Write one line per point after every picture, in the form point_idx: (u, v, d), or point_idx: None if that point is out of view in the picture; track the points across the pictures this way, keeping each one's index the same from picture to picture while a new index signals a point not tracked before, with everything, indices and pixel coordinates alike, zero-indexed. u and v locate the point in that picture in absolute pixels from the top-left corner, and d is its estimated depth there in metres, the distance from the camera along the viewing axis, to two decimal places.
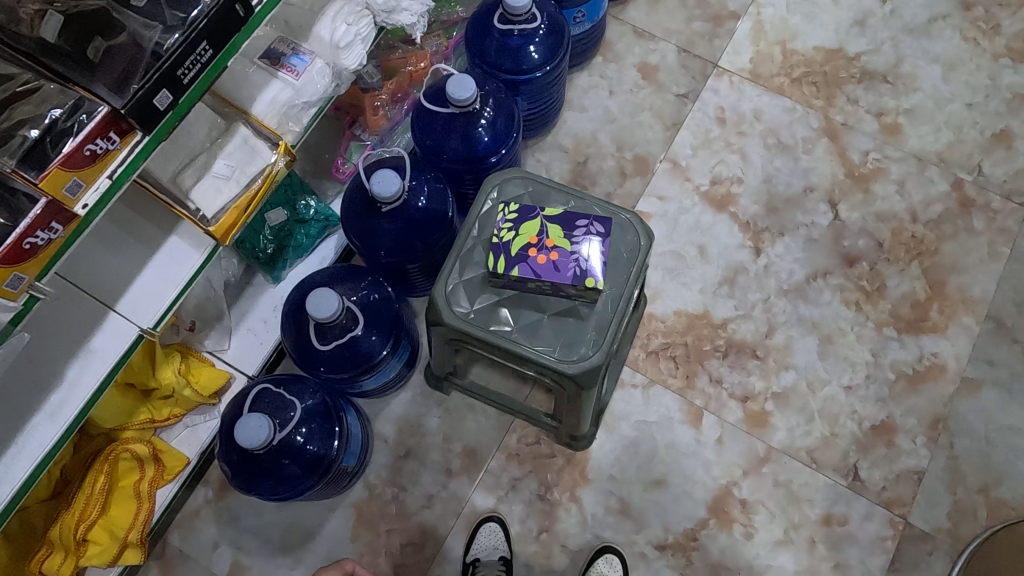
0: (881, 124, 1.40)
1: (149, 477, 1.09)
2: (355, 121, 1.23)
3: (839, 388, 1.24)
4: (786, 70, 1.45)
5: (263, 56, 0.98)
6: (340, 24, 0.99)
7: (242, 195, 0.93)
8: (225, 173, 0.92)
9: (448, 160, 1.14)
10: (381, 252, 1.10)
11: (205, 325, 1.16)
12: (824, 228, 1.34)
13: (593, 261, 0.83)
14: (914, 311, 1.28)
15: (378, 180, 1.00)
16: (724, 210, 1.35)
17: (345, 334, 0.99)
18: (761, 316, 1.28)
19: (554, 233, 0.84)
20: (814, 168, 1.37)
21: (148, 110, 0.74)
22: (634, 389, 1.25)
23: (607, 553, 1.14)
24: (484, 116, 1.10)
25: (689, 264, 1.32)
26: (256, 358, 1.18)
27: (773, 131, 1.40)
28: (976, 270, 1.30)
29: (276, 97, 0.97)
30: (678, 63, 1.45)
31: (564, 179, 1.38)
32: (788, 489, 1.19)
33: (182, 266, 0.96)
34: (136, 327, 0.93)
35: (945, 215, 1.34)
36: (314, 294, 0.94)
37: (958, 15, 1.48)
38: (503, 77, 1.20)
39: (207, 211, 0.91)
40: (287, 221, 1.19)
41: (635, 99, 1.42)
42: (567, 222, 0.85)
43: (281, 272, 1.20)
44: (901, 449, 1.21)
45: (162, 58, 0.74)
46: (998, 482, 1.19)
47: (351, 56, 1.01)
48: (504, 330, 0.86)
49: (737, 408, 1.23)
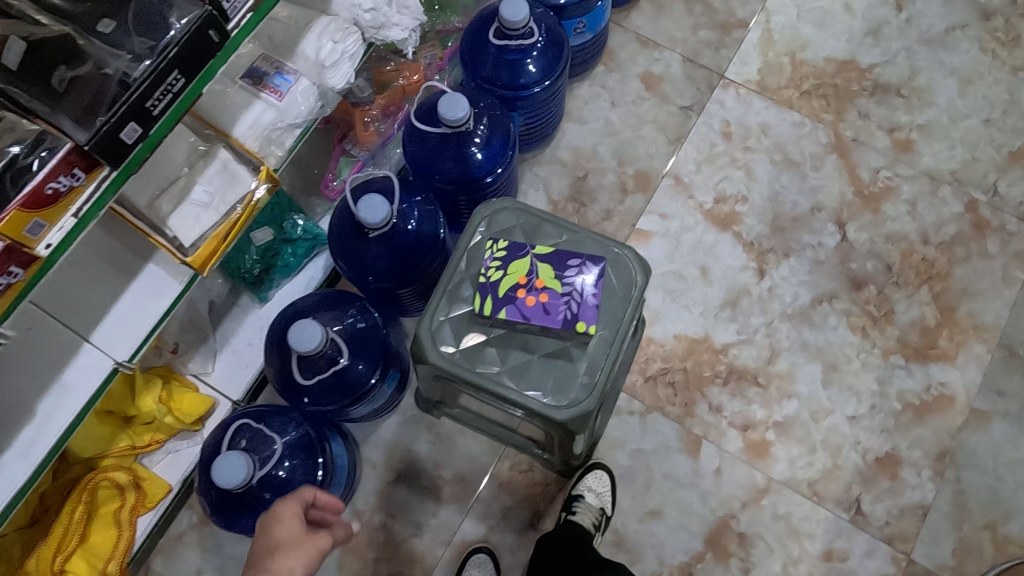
0: (893, 140, 1.35)
1: (130, 505, 1.07)
2: (346, 135, 1.18)
3: (842, 417, 1.20)
4: (795, 82, 1.39)
5: (245, 76, 0.93)
6: (326, 42, 0.94)
7: (221, 224, 0.89)
8: (204, 200, 0.88)
9: (440, 180, 1.09)
10: (370, 276, 1.06)
11: (189, 347, 1.13)
12: (831, 250, 1.29)
13: (586, 303, 0.80)
14: (924, 339, 1.24)
15: (365, 206, 0.96)
16: (728, 229, 1.30)
17: (329, 367, 0.95)
18: (763, 342, 1.24)
19: (545, 272, 0.81)
20: (822, 187, 1.32)
21: (115, 144, 0.70)
22: (631, 416, 1.21)
23: (596, 469, 1.17)
24: (477, 135, 1.06)
25: (690, 286, 1.28)
26: (240, 381, 1.15)
27: (780, 146, 1.35)
28: (988, 296, 1.26)
29: (258, 119, 0.92)
30: (683, 74, 1.39)
31: (562, 195, 1.33)
32: (787, 523, 1.15)
33: (159, 296, 0.92)
34: (110, 360, 0.89)
35: (957, 237, 1.29)
36: (296, 326, 0.91)
37: (977, 25, 1.42)
38: (499, 93, 1.15)
39: (184, 240, 0.87)
40: (274, 240, 1.15)
41: (637, 111, 1.37)
42: (557, 260, 0.82)
43: (267, 293, 1.16)
44: (906, 482, 1.17)
45: (129, 90, 0.69)
46: (1006, 519, 1.15)
47: (337, 75, 0.96)
48: (491, 371, 0.81)
49: (737, 437, 1.20)
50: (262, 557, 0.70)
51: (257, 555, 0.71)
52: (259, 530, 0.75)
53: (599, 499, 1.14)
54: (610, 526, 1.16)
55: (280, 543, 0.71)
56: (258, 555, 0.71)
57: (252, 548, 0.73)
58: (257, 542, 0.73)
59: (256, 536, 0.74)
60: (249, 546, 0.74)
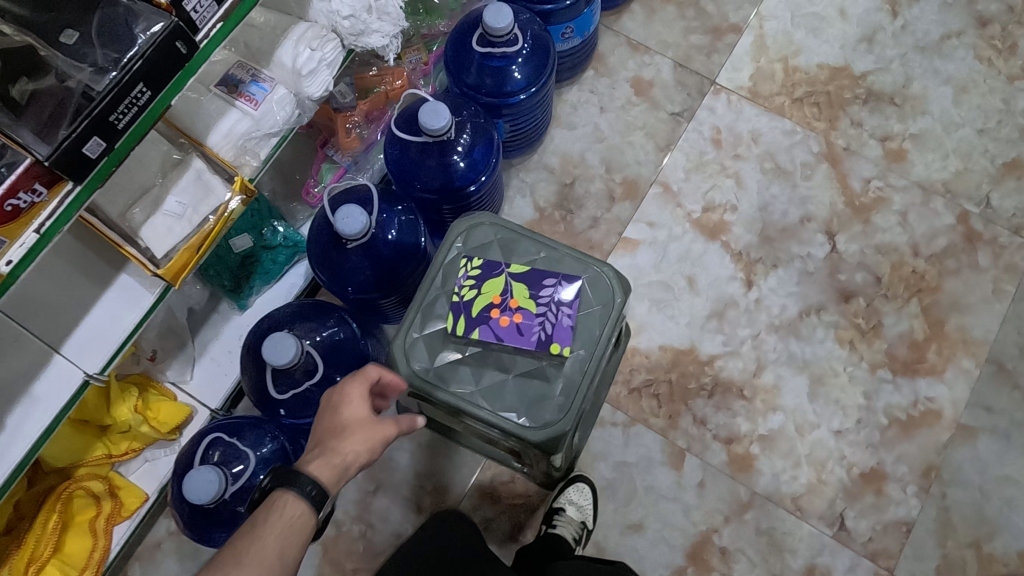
0: (885, 150, 1.33)
1: (105, 513, 1.06)
2: (328, 141, 1.16)
3: (828, 432, 1.19)
4: (788, 89, 1.37)
5: (220, 83, 0.92)
6: (304, 49, 0.92)
7: (194, 235, 0.87)
8: (177, 211, 0.87)
9: (421, 190, 1.07)
10: (349, 287, 1.04)
11: (167, 355, 1.12)
12: (820, 261, 1.27)
13: (560, 324, 0.79)
14: (912, 352, 1.22)
15: (343, 216, 0.94)
16: (716, 238, 1.29)
17: (306, 380, 0.93)
18: (750, 354, 1.23)
19: (519, 292, 0.81)
20: (812, 197, 1.31)
21: (77, 159, 0.68)
22: (614, 427, 1.20)
23: (577, 482, 1.15)
24: (460, 143, 1.04)
25: (676, 296, 1.26)
26: (219, 389, 1.13)
27: (771, 154, 1.33)
28: (978, 310, 1.24)
29: (233, 128, 0.91)
30: (673, 79, 1.37)
31: (549, 202, 1.32)
32: (770, 537, 1.14)
33: (131, 308, 0.90)
34: (80, 372, 0.87)
35: (948, 249, 1.27)
36: (270, 339, 0.89)
37: (973, 32, 1.39)
38: (484, 100, 1.13)
39: (156, 252, 0.85)
40: (253, 247, 1.13)
41: (627, 117, 1.35)
42: (532, 279, 0.81)
43: (247, 300, 1.15)
44: (890, 498, 1.16)
45: (91, 103, 0.67)
46: (990, 537, 1.14)
47: (315, 82, 0.94)
48: (465, 390, 0.80)
49: (721, 450, 1.18)
50: (328, 433, 0.71)
51: (322, 429, 0.72)
52: (326, 401, 0.74)
53: (580, 513, 1.12)
54: (591, 539, 1.15)
55: (345, 427, 0.71)
56: (324, 430, 0.71)
57: (319, 420, 0.73)
58: (325, 413, 0.73)
59: (324, 411, 0.73)
60: (318, 412, 0.74)
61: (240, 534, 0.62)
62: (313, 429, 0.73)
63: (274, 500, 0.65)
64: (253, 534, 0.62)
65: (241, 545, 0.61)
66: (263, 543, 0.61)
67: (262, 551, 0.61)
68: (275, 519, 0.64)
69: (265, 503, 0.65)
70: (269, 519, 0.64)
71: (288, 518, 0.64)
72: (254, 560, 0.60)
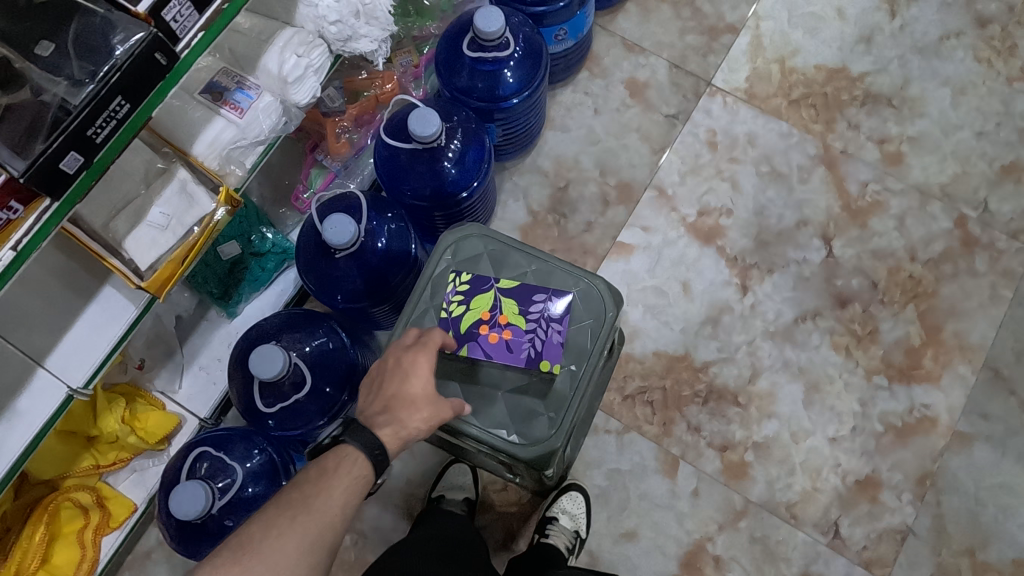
0: (883, 153, 1.31)
1: (94, 524, 1.05)
2: (317, 145, 1.14)
3: (823, 439, 1.18)
4: (784, 91, 1.35)
5: (204, 90, 0.90)
6: (290, 56, 0.90)
7: (179, 246, 0.85)
8: (160, 222, 0.85)
9: (411, 197, 1.06)
10: (338, 296, 1.03)
11: (155, 363, 1.11)
12: (816, 266, 1.26)
13: (551, 341, 0.77)
14: (908, 359, 1.21)
15: (332, 226, 0.92)
16: (711, 243, 1.27)
17: (294, 393, 0.92)
18: (744, 360, 1.22)
19: (509, 308, 0.79)
20: (808, 201, 1.29)
21: (54, 175, 0.66)
22: (608, 435, 1.19)
23: (571, 490, 1.14)
24: (451, 149, 1.02)
25: (671, 302, 1.25)
26: (208, 398, 1.12)
27: (767, 158, 1.31)
28: (974, 316, 1.23)
29: (217, 137, 0.89)
30: (669, 81, 1.35)
31: (543, 205, 1.30)
32: (764, 546, 1.14)
33: (114, 320, 0.88)
34: (63, 387, 0.85)
35: (945, 254, 1.26)
36: (257, 351, 0.88)
37: (972, 32, 1.37)
38: (475, 104, 1.11)
39: (140, 264, 0.83)
40: (241, 253, 1.12)
41: (621, 120, 1.34)
42: (522, 294, 0.79)
43: (236, 308, 1.13)
44: (885, 506, 1.15)
45: (68, 117, 0.65)
46: (985, 545, 1.13)
47: (302, 89, 0.92)
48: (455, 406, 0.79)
49: (715, 458, 1.18)
50: (391, 401, 0.69)
51: (384, 395, 0.70)
52: (388, 367, 0.72)
53: (573, 522, 1.11)
54: (584, 548, 1.14)
55: (410, 399, 0.69)
56: (386, 395, 0.70)
57: (381, 383, 0.71)
58: (387, 377, 0.71)
59: (388, 375, 0.71)
60: (378, 376, 0.72)
61: (306, 483, 0.63)
62: (372, 390, 0.71)
63: (339, 457, 0.65)
64: (318, 485, 0.63)
65: (307, 496, 0.62)
66: (327, 497, 0.62)
67: (326, 504, 0.62)
68: (339, 474, 0.64)
69: (329, 457, 0.65)
70: (333, 476, 0.64)
71: (350, 477, 0.64)
72: (320, 511, 0.61)
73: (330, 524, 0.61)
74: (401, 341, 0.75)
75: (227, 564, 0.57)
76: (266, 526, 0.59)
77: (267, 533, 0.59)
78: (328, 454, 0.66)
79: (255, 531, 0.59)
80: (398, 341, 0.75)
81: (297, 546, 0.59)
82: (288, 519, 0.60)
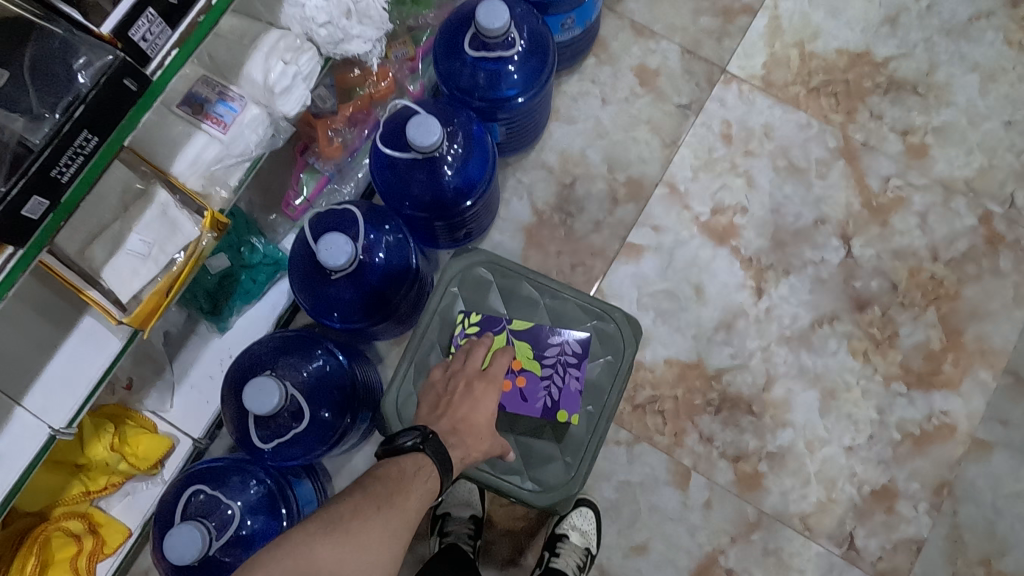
0: (906, 145, 1.24)
1: (88, 550, 1.00)
2: (308, 147, 1.06)
3: (838, 448, 1.15)
4: (804, 77, 1.27)
5: (183, 103, 0.82)
6: (276, 63, 0.83)
7: (162, 277, 0.79)
8: (141, 250, 0.79)
9: (411, 208, 0.99)
10: (334, 314, 0.97)
11: (144, 383, 1.06)
12: (834, 267, 1.21)
13: (565, 390, 0.85)
14: (927, 364, 1.17)
15: (327, 247, 0.86)
16: (725, 243, 1.21)
17: (292, 423, 0.87)
18: (759, 367, 1.17)
19: (524, 353, 0.86)
20: (827, 197, 1.23)
21: (15, 223, 0.59)
22: (618, 446, 1.15)
23: (581, 506, 1.11)
24: (450, 156, 0.95)
25: (683, 306, 1.19)
26: (201, 417, 1.07)
27: (784, 151, 1.24)
28: (997, 318, 1.18)
29: (200, 156, 0.82)
30: (681, 67, 1.27)
31: (548, 204, 1.23)
32: (777, 558, 1.12)
33: (97, 354, 0.82)
34: (45, 428, 0.80)
35: (969, 253, 1.21)
36: (252, 385, 0.83)
37: (1003, 12, 1.29)
38: (476, 104, 1.03)
39: (121, 295, 0.77)
40: (231, 265, 1.06)
41: (631, 110, 1.26)
42: (538, 340, 0.86)
43: (227, 321, 1.07)
44: (901, 516, 1.13)
45: (28, 156, 0.58)
46: (1001, 554, 1.11)
47: (290, 100, 0.85)
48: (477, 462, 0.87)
49: (728, 469, 1.14)
50: (458, 423, 0.77)
51: (454, 417, 0.77)
52: (458, 391, 0.79)
53: (584, 539, 1.09)
54: (594, 562, 1.12)
55: (475, 427, 0.77)
56: (455, 417, 0.77)
57: (451, 404, 0.78)
58: (457, 400, 0.78)
59: (458, 399, 0.78)
60: (447, 396, 0.79)
61: (386, 481, 0.68)
62: (439, 407, 0.78)
63: (418, 464, 0.70)
64: (397, 485, 0.68)
65: (388, 492, 0.67)
66: (407, 497, 0.67)
67: (406, 503, 0.66)
68: (416, 480, 0.69)
69: (408, 460, 0.70)
70: (411, 480, 0.69)
71: (424, 485, 0.69)
72: (401, 508, 0.65)
73: (408, 523, 0.65)
74: (466, 364, 0.82)
75: (320, 533, 0.59)
76: (354, 509, 0.63)
77: (356, 517, 0.62)
78: (404, 457, 0.71)
79: (344, 513, 0.62)
80: (463, 363, 0.82)
81: (384, 535, 0.62)
82: (375, 509, 0.64)
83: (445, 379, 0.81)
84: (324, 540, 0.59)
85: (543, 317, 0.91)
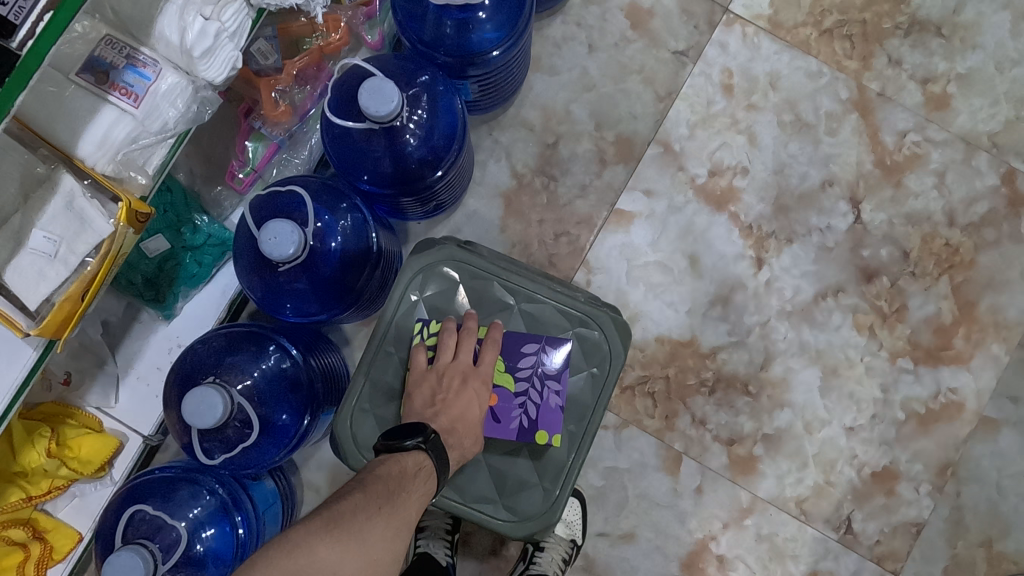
0: (926, 95, 1.12)
1: (35, 557, 0.91)
2: (252, 109, 0.94)
3: (839, 429, 1.08)
4: (815, 18, 1.13)
5: (83, 70, 0.69)
6: (193, 17, 0.70)
7: (74, 280, 0.67)
8: (46, 249, 0.66)
9: (366, 185, 0.88)
10: (286, 308, 0.86)
11: (84, 377, 0.96)
12: (841, 234, 1.10)
13: (544, 409, 0.80)
14: (936, 339, 1.09)
15: (271, 237, 0.74)
16: (723, 209, 1.10)
17: (240, 433, 0.79)
18: (757, 344, 1.09)
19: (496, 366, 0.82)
20: (836, 155, 1.11)
21: None
22: (605, 431, 1.08)
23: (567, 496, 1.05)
24: (413, 123, 0.82)
25: (675, 279, 1.10)
26: (150, 414, 0.97)
27: (791, 103, 1.12)
28: (1015, 287, 1.09)
29: (109, 134, 0.69)
30: (678, 6, 1.12)
31: (528, 165, 1.11)
32: (771, 543, 1.07)
33: (10, 367, 0.70)
34: None
35: (988, 216, 1.10)
36: (189, 399, 0.73)
37: None
38: (443, 59, 0.89)
39: (28, 302, 0.66)
40: (171, 247, 0.94)
41: (621, 58, 1.12)
42: (511, 350, 0.82)
43: (174, 308, 0.97)
44: (902, 499, 1.07)
45: None
46: (1003, 535, 1.07)
47: (213, 64, 0.73)
48: (448, 494, 0.82)
49: (722, 452, 1.08)
50: (456, 422, 0.75)
51: (450, 415, 0.74)
52: (453, 388, 0.77)
53: (568, 530, 1.04)
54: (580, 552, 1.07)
55: (470, 426, 0.75)
56: (452, 414, 0.75)
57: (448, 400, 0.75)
58: (453, 398, 0.76)
59: (454, 395, 0.76)
60: (444, 392, 0.76)
61: (387, 479, 0.62)
62: (437, 402, 0.75)
63: (420, 462, 0.66)
64: (399, 484, 0.62)
65: (389, 491, 0.61)
66: (409, 496, 0.62)
67: (409, 504, 0.61)
68: (416, 479, 0.65)
69: (408, 459, 0.66)
70: (410, 481, 0.64)
71: (422, 486, 0.65)
72: (403, 508, 0.60)
73: (409, 524, 0.60)
74: (456, 358, 0.79)
75: (319, 531, 0.52)
76: (355, 508, 0.56)
77: (358, 514, 0.56)
78: (398, 455, 0.67)
79: (345, 510, 0.56)
80: (453, 358, 0.79)
81: (387, 533, 0.56)
82: (376, 506, 0.58)
83: (438, 372, 0.78)
84: (326, 539, 0.52)
85: (519, 322, 0.84)
